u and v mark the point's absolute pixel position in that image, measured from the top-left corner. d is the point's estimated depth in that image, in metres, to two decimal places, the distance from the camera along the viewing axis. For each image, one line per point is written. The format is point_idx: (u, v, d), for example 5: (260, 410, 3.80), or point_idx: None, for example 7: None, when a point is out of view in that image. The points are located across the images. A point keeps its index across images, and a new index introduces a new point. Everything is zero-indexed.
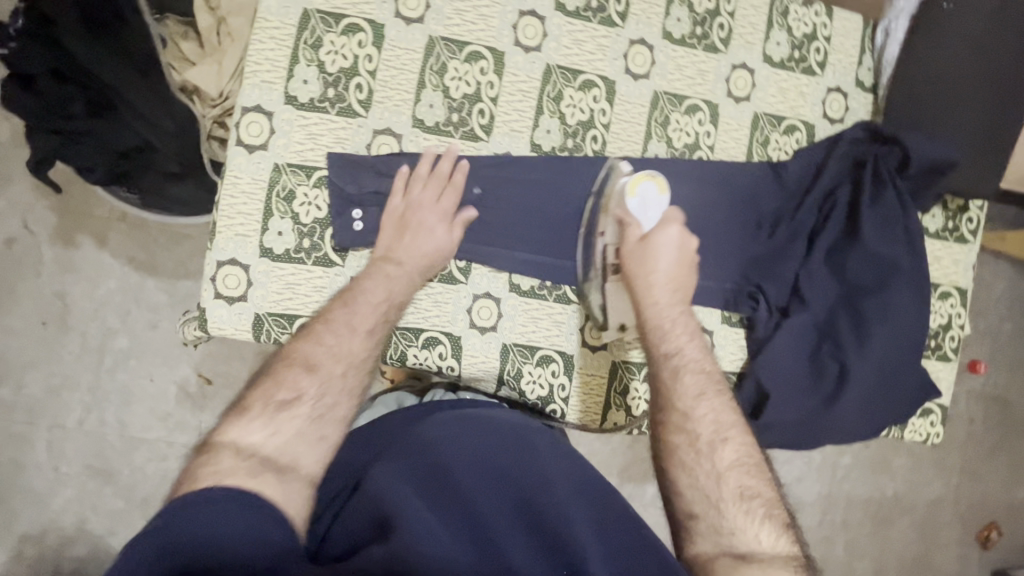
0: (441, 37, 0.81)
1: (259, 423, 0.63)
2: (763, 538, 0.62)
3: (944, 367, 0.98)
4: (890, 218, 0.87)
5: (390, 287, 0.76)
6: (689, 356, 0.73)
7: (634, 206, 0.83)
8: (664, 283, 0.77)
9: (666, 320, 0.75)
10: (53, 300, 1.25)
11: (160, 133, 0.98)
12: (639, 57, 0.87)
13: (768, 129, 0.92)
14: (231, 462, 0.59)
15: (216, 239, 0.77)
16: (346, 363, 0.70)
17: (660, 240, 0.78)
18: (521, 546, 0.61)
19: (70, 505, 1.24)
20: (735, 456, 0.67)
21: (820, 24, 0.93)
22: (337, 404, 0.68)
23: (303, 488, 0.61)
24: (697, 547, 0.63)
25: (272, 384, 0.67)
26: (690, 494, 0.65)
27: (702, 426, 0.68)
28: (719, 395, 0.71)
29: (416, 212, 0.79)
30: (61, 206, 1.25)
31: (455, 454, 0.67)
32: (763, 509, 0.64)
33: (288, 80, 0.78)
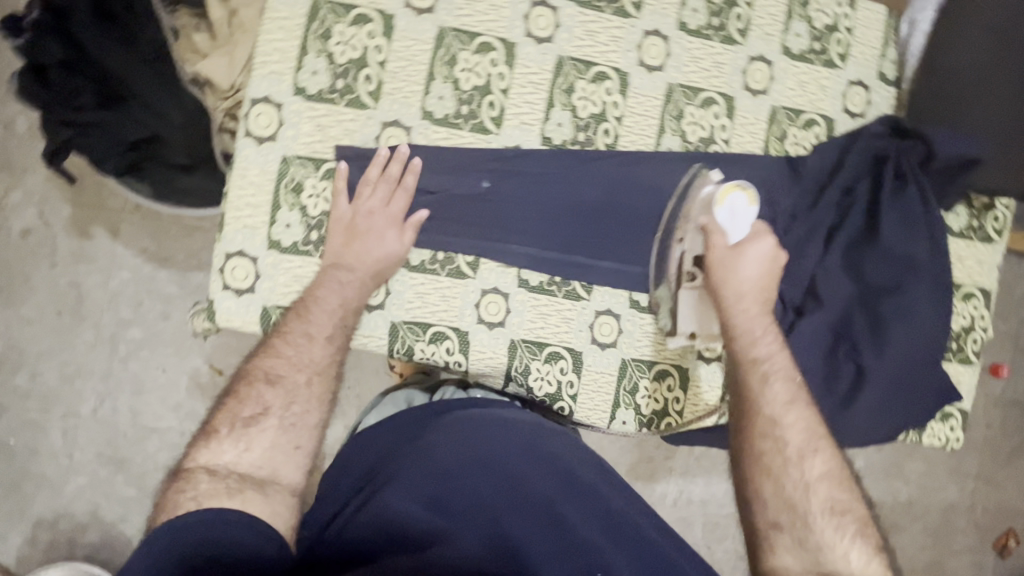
0: (451, 27, 0.80)
1: (230, 444, 0.67)
2: (853, 558, 0.63)
3: (966, 370, 0.95)
4: (910, 218, 0.84)
5: (343, 293, 0.76)
6: (778, 361, 0.75)
7: (722, 217, 0.80)
8: (755, 292, 0.78)
9: (757, 328, 0.77)
10: (67, 290, 1.26)
11: (169, 125, 1.00)
12: (653, 48, 0.85)
13: (785, 123, 0.89)
14: (208, 483, 0.63)
15: (224, 230, 0.77)
16: (308, 372, 0.73)
17: (753, 251, 0.79)
18: (542, 553, 0.61)
19: (82, 492, 1.25)
20: (825, 467, 0.69)
21: (842, 15, 0.90)
22: (307, 411, 0.72)
23: (287, 496, 0.67)
24: (780, 560, 0.64)
25: (236, 403, 0.70)
26: (774, 501, 0.67)
27: (796, 438, 0.70)
28: (807, 407, 0.73)
29: (371, 216, 0.78)
30: (75, 197, 1.26)
31: (471, 471, 0.65)
32: (854, 525, 0.66)
33: (297, 72, 0.77)
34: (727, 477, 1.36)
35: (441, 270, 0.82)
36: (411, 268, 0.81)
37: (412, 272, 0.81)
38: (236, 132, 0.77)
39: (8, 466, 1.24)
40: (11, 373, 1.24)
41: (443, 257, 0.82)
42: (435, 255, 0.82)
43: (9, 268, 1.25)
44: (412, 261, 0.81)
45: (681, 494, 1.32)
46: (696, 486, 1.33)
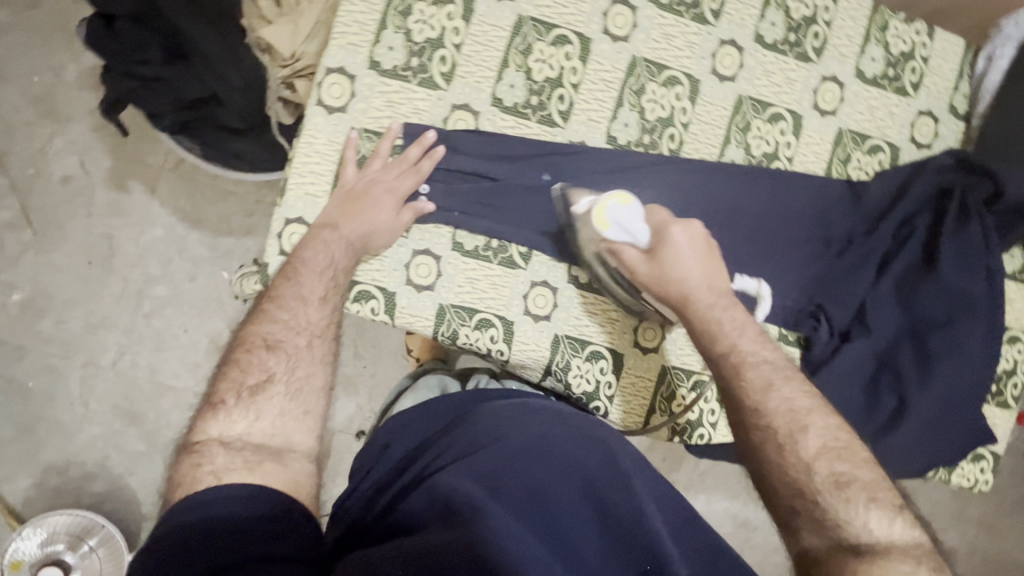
0: (530, 16, 0.80)
1: (239, 414, 0.62)
2: (872, 526, 0.58)
3: (1002, 414, 0.94)
4: (970, 253, 0.83)
5: (332, 253, 0.73)
6: (745, 341, 0.68)
7: (615, 236, 0.73)
8: (700, 287, 0.71)
9: (713, 320, 0.70)
10: (100, 241, 1.27)
11: (226, 88, 1.01)
12: (727, 58, 0.85)
13: (850, 146, 0.89)
14: (224, 457, 0.59)
15: (286, 195, 0.78)
16: (307, 334, 0.69)
17: (672, 248, 0.71)
18: (595, 538, 0.62)
19: (94, 442, 1.26)
20: (821, 442, 0.62)
21: (918, 43, 0.89)
22: (312, 374, 0.68)
23: (305, 463, 0.62)
24: (805, 541, 0.59)
25: (238, 371, 0.65)
26: (783, 485, 0.61)
27: (777, 421, 0.63)
28: (788, 382, 0.66)
29: (378, 188, 0.76)
30: (118, 150, 1.28)
31: (522, 444, 0.67)
32: (864, 495, 0.59)
33: (374, 46, 0.77)
34: (728, 495, 1.36)
35: (494, 258, 0.82)
36: (464, 253, 0.81)
37: (466, 256, 0.81)
38: (307, 99, 0.77)
39: (25, 409, 1.25)
40: (37, 317, 1.25)
41: (497, 245, 0.82)
42: (489, 242, 0.82)
43: (45, 214, 1.26)
44: (467, 245, 0.81)
45: None
46: (697, 501, 1.34)
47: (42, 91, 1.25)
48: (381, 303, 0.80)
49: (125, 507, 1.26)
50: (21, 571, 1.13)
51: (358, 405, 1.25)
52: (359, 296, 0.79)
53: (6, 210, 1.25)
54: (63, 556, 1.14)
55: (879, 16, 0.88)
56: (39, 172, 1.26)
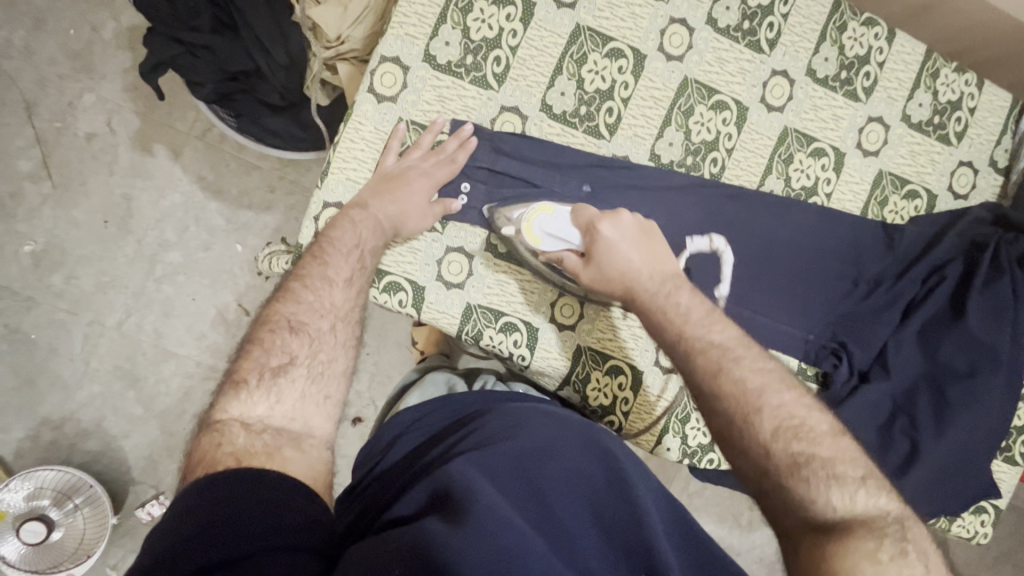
0: (588, 27, 0.80)
1: (261, 395, 0.60)
2: (835, 502, 0.52)
3: (1009, 470, 0.94)
4: (999, 309, 0.83)
5: (359, 234, 0.72)
6: (692, 322, 0.66)
7: (551, 247, 0.73)
8: (640, 276, 0.70)
9: (658, 305, 0.68)
10: (119, 201, 1.27)
11: (269, 61, 1.04)
12: (777, 89, 0.85)
13: (889, 190, 0.89)
14: (244, 438, 0.56)
15: (327, 178, 0.78)
16: (332, 318, 0.68)
17: (603, 247, 0.70)
18: (597, 547, 0.60)
19: (91, 401, 1.26)
20: (774, 422, 0.57)
21: (966, 94, 0.90)
22: (334, 358, 0.67)
23: (322, 450, 0.61)
24: (780, 523, 0.54)
25: (261, 351, 0.63)
26: (746, 467, 0.57)
27: (726, 406, 0.59)
28: (738, 363, 0.61)
29: (414, 172, 0.76)
30: (147, 113, 1.28)
31: (528, 442, 0.66)
32: (823, 470, 0.54)
33: (431, 38, 0.77)
34: (715, 521, 1.36)
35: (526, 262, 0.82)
36: (498, 255, 0.81)
37: (498, 258, 0.81)
38: (359, 85, 0.77)
39: (25, 360, 1.24)
40: (48, 271, 1.25)
41: None
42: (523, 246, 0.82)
43: (68, 168, 1.26)
44: (501, 247, 0.81)
45: None
46: None
47: (78, 46, 1.25)
48: (409, 296, 0.79)
49: (115, 469, 1.25)
50: (5, 521, 1.14)
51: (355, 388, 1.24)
52: (388, 287, 0.79)
53: (30, 161, 1.25)
54: (48, 512, 1.14)
55: (931, 62, 0.88)
56: (66, 127, 1.26)
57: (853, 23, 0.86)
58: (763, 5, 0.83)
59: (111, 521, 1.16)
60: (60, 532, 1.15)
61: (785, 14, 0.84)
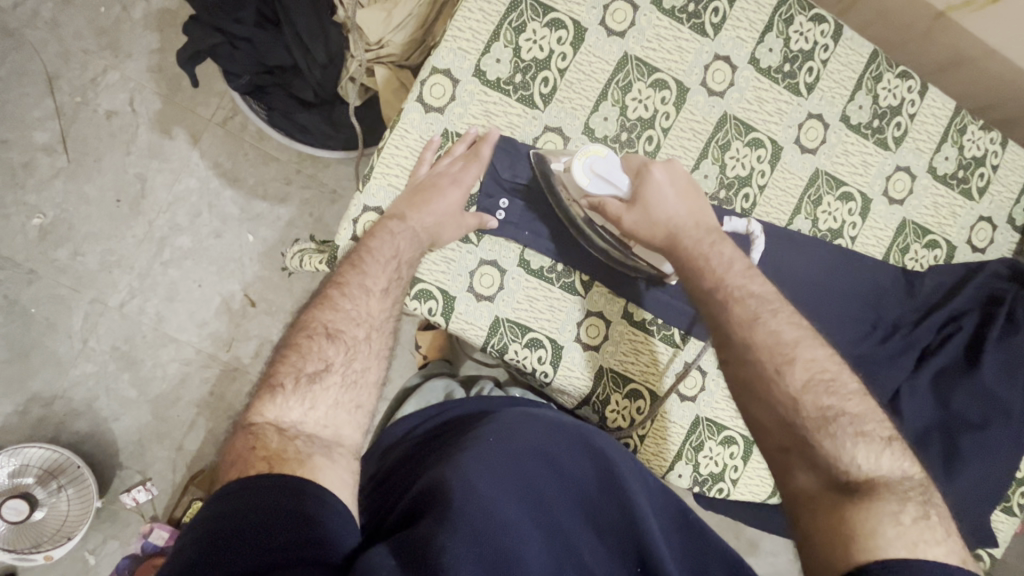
0: (636, 57, 0.82)
1: (296, 400, 0.59)
2: (861, 460, 0.55)
3: (1007, 521, 0.96)
4: (1014, 363, 0.86)
5: (397, 244, 0.71)
6: (733, 269, 0.67)
7: (594, 187, 0.73)
8: (684, 225, 0.71)
9: (701, 252, 0.68)
10: (134, 182, 1.26)
11: (308, 61, 1.06)
12: (811, 131, 0.87)
13: (911, 238, 0.91)
14: (278, 443, 0.55)
15: (368, 183, 0.78)
16: (367, 327, 0.67)
17: (651, 191, 0.72)
18: (594, 548, 0.61)
19: (86, 380, 1.24)
20: (807, 373, 0.59)
21: (991, 152, 0.93)
22: (367, 368, 0.65)
23: (351, 460, 0.59)
24: (799, 481, 0.57)
25: (298, 356, 0.62)
26: (771, 419, 0.59)
27: (761, 355, 0.60)
28: (776, 314, 0.63)
29: (446, 180, 0.76)
30: (170, 96, 1.27)
31: (524, 442, 0.66)
32: (851, 427, 0.56)
33: (483, 55, 0.79)
34: None
35: (556, 281, 0.83)
36: (529, 271, 0.82)
37: (530, 275, 0.82)
38: (408, 94, 0.78)
39: (21, 334, 1.22)
40: (55, 245, 1.23)
41: (562, 269, 0.83)
42: (555, 265, 0.83)
43: (84, 144, 1.25)
44: (533, 264, 0.82)
45: None
46: None
47: (106, 23, 1.25)
48: (439, 304, 0.80)
49: (105, 452, 1.23)
50: None
51: None
52: (419, 295, 0.79)
53: (46, 133, 1.24)
54: (32, 490, 1.13)
55: (960, 118, 0.91)
56: (85, 103, 1.25)
57: (888, 74, 0.88)
58: (805, 49, 0.86)
59: (95, 503, 1.14)
60: (43, 512, 1.13)
61: (825, 60, 0.87)
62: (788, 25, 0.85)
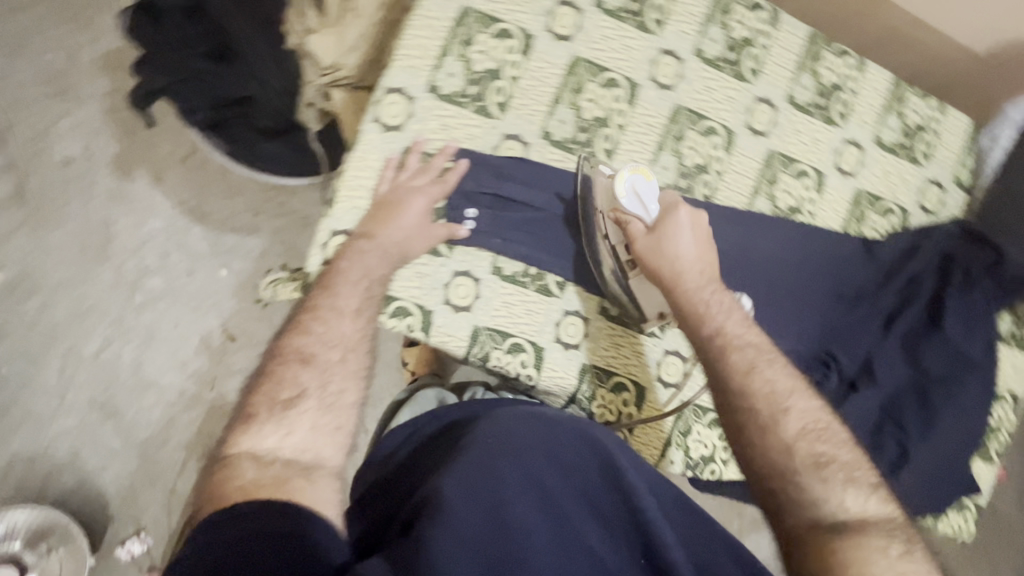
0: (585, 58, 0.84)
1: (271, 428, 0.58)
2: (847, 503, 0.59)
3: (987, 468, 0.99)
4: (971, 317, 0.90)
5: (367, 264, 0.71)
6: (732, 321, 0.70)
7: (628, 204, 0.75)
8: (690, 268, 0.72)
9: (703, 301, 0.71)
10: (98, 229, 1.24)
11: (264, 91, 1.04)
12: (761, 114, 0.90)
13: (866, 207, 0.95)
14: (255, 473, 0.55)
15: (335, 207, 0.78)
16: (342, 348, 0.65)
17: (673, 224, 0.73)
18: (599, 534, 0.63)
19: (68, 434, 1.20)
20: (801, 422, 0.64)
21: (931, 118, 0.97)
22: (344, 390, 0.63)
23: (332, 481, 0.58)
24: (786, 522, 0.60)
25: (272, 384, 0.61)
26: (761, 466, 0.63)
27: (759, 402, 0.64)
28: (772, 364, 0.67)
29: (409, 193, 0.76)
30: (128, 138, 1.25)
31: (522, 440, 0.66)
32: (842, 474, 0.61)
33: (435, 70, 0.80)
34: None
35: (530, 284, 0.84)
36: (503, 278, 0.83)
37: (504, 281, 0.83)
38: (364, 115, 0.79)
39: None
40: (22, 299, 1.20)
41: (535, 272, 0.84)
42: (527, 269, 0.84)
43: (43, 195, 1.22)
44: (506, 270, 0.83)
45: None
46: None
47: (54, 71, 1.23)
48: (417, 320, 0.80)
49: (93, 506, 1.20)
50: None
51: None
52: (397, 313, 0.80)
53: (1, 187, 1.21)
54: (20, 555, 1.09)
55: (899, 89, 0.95)
56: (40, 153, 1.22)
57: (827, 54, 0.92)
58: (746, 37, 0.89)
59: (89, 560, 1.11)
60: None
61: (766, 46, 0.90)
62: (727, 15, 0.88)
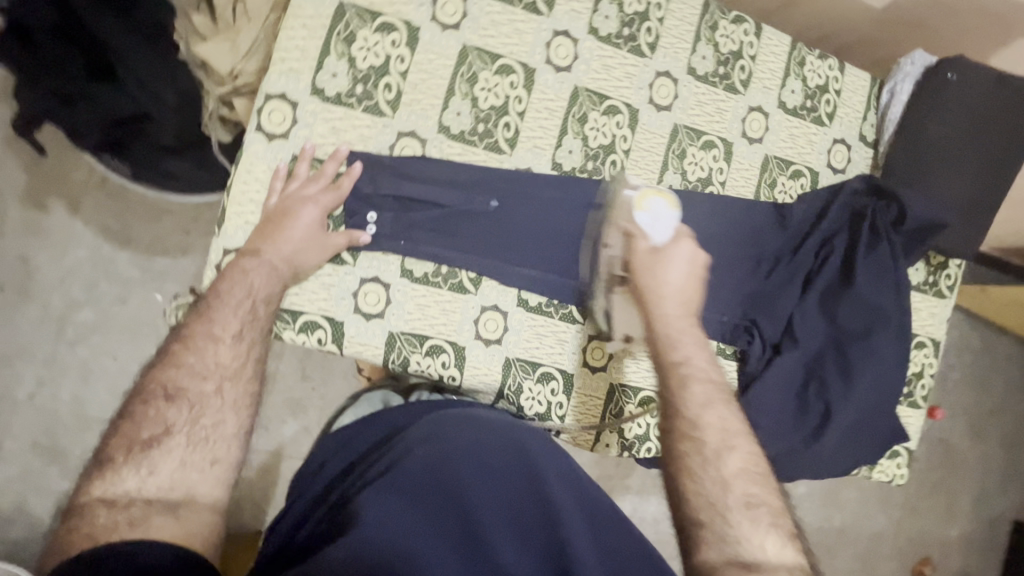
0: (475, 46, 0.81)
1: (130, 470, 0.56)
2: (767, 548, 0.58)
3: (913, 414, 1.03)
4: (882, 270, 0.91)
5: (251, 283, 0.69)
6: (696, 366, 0.70)
7: (640, 219, 0.79)
8: (671, 298, 0.73)
9: (674, 332, 0.72)
10: (14, 264, 1.12)
11: (160, 107, 0.90)
12: (663, 89, 0.90)
13: (776, 172, 0.96)
14: (107, 517, 0.53)
15: (223, 226, 0.75)
16: (217, 378, 0.63)
17: (670, 251, 0.75)
18: (517, 548, 0.62)
19: (10, 485, 1.10)
20: (743, 462, 0.63)
21: (831, 78, 0.98)
22: (220, 421, 0.62)
23: (205, 516, 0.57)
24: (703, 555, 0.59)
25: (132, 425, 0.59)
26: (693, 498, 0.62)
27: (709, 434, 0.64)
28: (726, 404, 0.68)
29: (295, 203, 0.73)
30: (34, 165, 1.12)
31: (448, 451, 0.68)
32: (768, 518, 0.60)
33: (317, 72, 0.76)
34: None
35: (444, 284, 0.82)
36: (414, 280, 0.81)
37: (414, 282, 0.81)
38: (246, 125, 0.75)
39: None
40: None
41: (447, 271, 0.82)
42: (439, 268, 0.82)
43: None
44: (416, 272, 0.81)
45: (636, 512, 1.41)
46: (649, 504, 1.42)
47: None
48: (328, 332, 0.78)
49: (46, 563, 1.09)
50: None
51: (307, 427, 1.18)
52: (305, 327, 0.77)
53: None
54: None
55: (797, 52, 0.96)
56: None
57: (723, 21, 0.92)
58: (639, 11, 0.88)
59: None
60: None
61: (660, 18, 0.89)
62: None
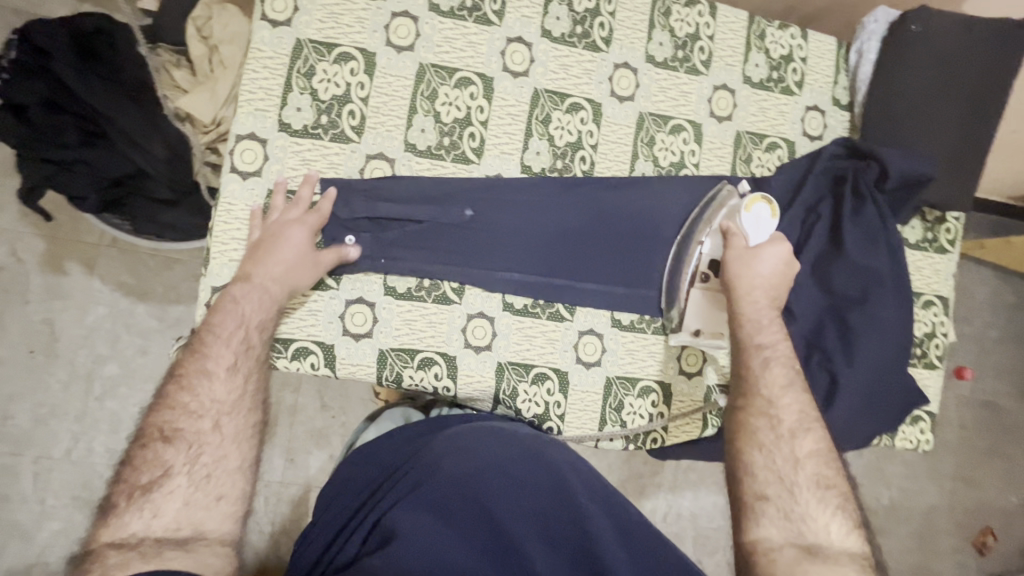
0: (431, 64, 0.84)
1: (134, 513, 0.58)
2: (833, 530, 0.62)
3: (931, 375, 1.00)
4: (871, 231, 0.90)
5: (242, 312, 0.71)
6: (780, 350, 0.75)
7: (745, 221, 0.86)
8: (762, 289, 0.79)
9: (763, 318, 0.77)
10: (41, 327, 1.17)
11: (152, 161, 0.91)
12: (623, 80, 0.90)
13: (750, 147, 0.95)
14: (117, 557, 0.54)
15: (210, 265, 0.78)
16: (215, 414, 0.66)
17: (767, 247, 0.81)
18: (548, 558, 0.63)
19: (57, 539, 1.15)
20: (815, 444, 0.68)
21: (795, 46, 0.97)
22: (224, 455, 0.65)
23: (217, 548, 0.60)
24: (761, 530, 0.63)
25: (133, 469, 0.61)
26: (760, 476, 0.66)
27: (787, 415, 0.69)
28: (803, 390, 0.72)
29: (277, 231, 0.76)
30: (51, 232, 1.18)
31: (473, 466, 0.68)
32: (836, 500, 0.64)
33: (282, 108, 0.79)
34: (715, 490, 1.42)
35: (427, 297, 0.83)
36: (398, 296, 0.83)
37: (398, 298, 0.82)
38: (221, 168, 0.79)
39: None
40: None
41: (429, 284, 0.83)
42: (421, 282, 0.83)
43: None
44: (399, 288, 0.83)
45: (671, 508, 1.38)
46: (684, 500, 1.39)
47: None
48: (321, 357, 0.80)
49: None
50: None
51: (331, 456, 1.20)
52: (297, 353, 0.80)
53: None
54: None
55: (756, 26, 0.95)
56: None
57: (676, 6, 0.92)
58: (589, 8, 0.89)
59: None
60: None
61: (612, 12, 0.90)
62: None
